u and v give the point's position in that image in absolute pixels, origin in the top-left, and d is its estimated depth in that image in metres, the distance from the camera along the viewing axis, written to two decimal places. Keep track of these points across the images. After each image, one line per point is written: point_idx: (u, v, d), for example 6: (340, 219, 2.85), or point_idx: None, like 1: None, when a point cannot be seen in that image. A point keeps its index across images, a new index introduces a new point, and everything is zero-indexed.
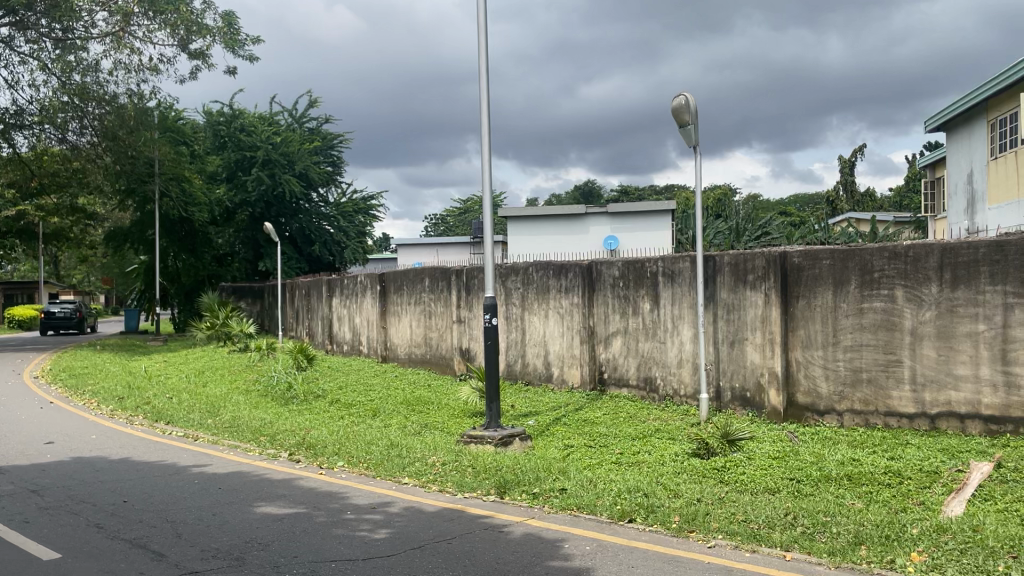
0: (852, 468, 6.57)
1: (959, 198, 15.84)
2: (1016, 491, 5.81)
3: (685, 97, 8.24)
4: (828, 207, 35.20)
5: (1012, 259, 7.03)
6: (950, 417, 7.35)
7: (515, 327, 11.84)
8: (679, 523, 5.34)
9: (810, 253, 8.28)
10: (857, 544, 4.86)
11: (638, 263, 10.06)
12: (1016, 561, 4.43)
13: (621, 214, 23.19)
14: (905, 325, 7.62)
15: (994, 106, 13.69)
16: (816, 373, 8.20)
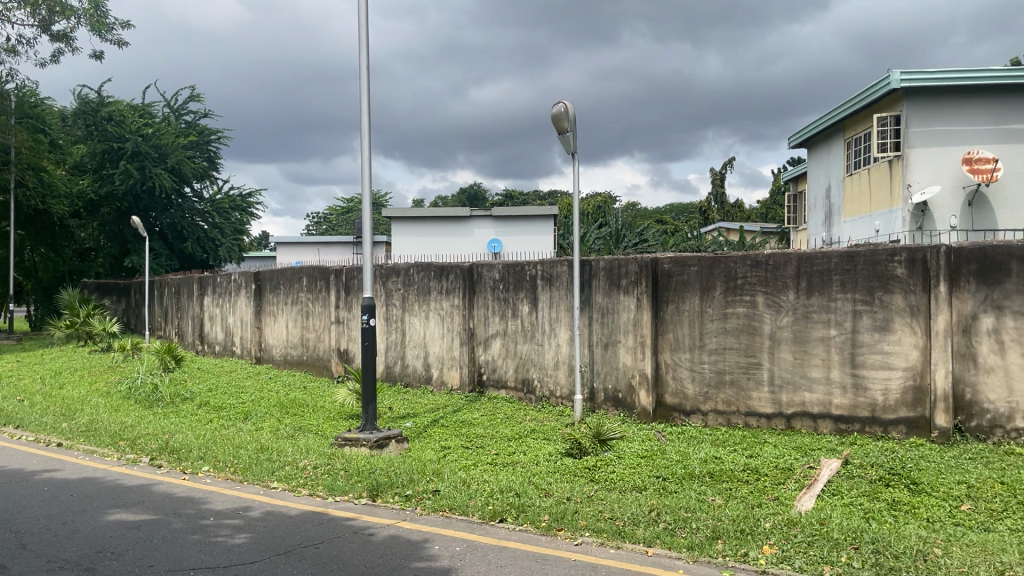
0: (714, 466, 6.87)
1: (818, 211, 16.85)
2: (860, 486, 6.22)
3: (564, 105, 8.40)
4: (700, 216, 36.71)
5: (861, 269, 7.56)
6: (804, 417, 7.83)
7: (394, 328, 11.76)
8: (548, 522, 5.44)
9: (679, 260, 8.60)
10: (714, 539, 5.08)
11: (517, 266, 10.20)
12: (857, 551, 4.75)
13: (504, 218, 23.43)
14: (765, 330, 8.05)
15: (850, 126, 14.62)
16: (683, 374, 8.53)
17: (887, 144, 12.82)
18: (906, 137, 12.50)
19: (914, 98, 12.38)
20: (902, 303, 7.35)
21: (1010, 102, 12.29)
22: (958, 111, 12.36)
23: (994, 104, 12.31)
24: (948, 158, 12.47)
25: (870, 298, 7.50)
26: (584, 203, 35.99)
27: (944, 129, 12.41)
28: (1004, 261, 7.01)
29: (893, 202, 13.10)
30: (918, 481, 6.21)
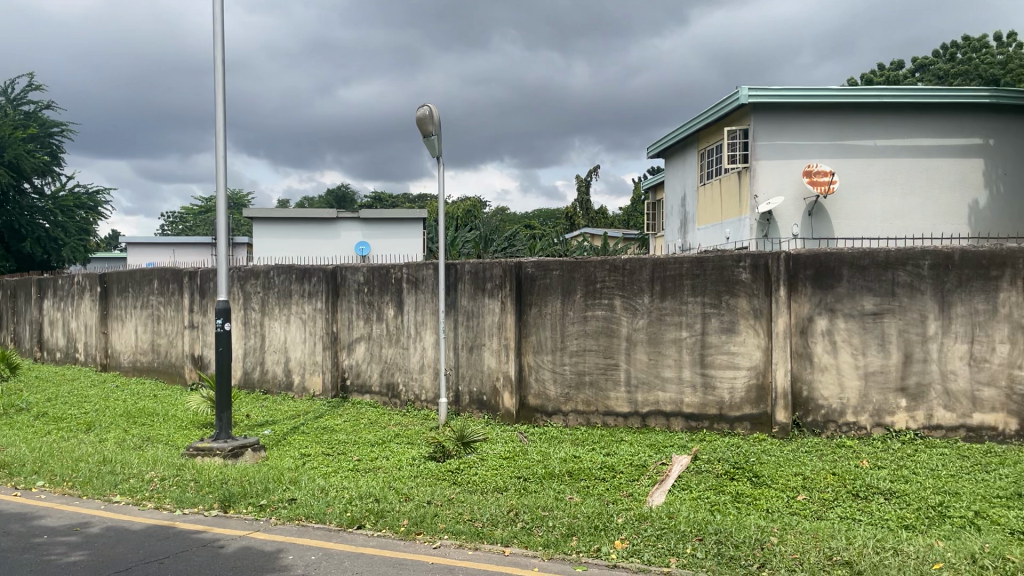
0: (573, 465, 7.05)
1: (675, 219, 17.60)
2: (708, 480, 6.55)
3: (428, 108, 8.39)
4: (567, 221, 37.52)
5: (709, 274, 7.96)
6: (658, 415, 8.17)
7: (253, 333, 11.40)
8: (407, 526, 5.42)
9: (541, 264, 8.76)
10: (569, 536, 5.21)
11: (382, 269, 10.09)
12: (701, 542, 5.00)
13: (372, 220, 23.10)
14: (622, 332, 8.33)
15: (703, 138, 15.36)
16: (545, 376, 8.69)
17: (736, 156, 13.57)
18: (754, 149, 13.26)
19: (761, 113, 13.19)
20: (747, 307, 7.80)
21: (845, 120, 13.23)
22: (800, 127, 13.23)
23: (831, 122, 13.23)
24: (791, 171, 13.32)
25: (718, 301, 7.91)
26: (451, 205, 38.86)
27: (787, 143, 13.24)
28: (836, 267, 7.55)
29: (741, 211, 13.85)
30: (760, 474, 6.59)
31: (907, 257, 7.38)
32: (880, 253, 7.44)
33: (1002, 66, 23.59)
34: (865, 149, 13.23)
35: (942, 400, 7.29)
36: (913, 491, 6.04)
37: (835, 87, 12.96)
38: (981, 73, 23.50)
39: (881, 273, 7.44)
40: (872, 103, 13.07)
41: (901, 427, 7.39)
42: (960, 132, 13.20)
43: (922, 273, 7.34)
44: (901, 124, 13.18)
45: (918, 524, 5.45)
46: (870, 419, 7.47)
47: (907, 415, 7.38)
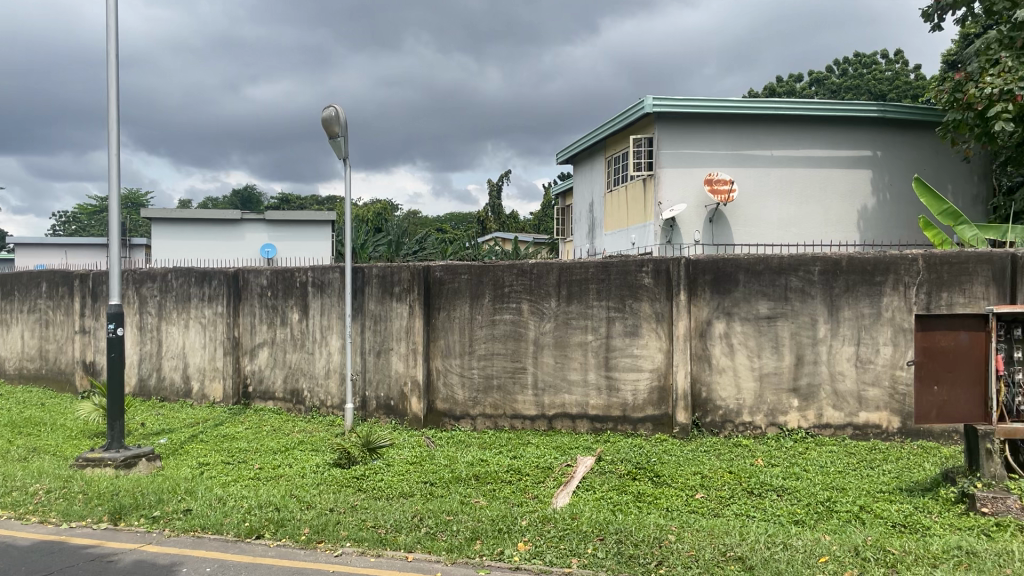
0: (480, 468, 7.07)
1: (583, 224, 17.88)
2: (611, 481, 6.67)
3: (334, 109, 8.28)
4: (479, 226, 37.65)
5: (614, 279, 8.13)
6: (564, 418, 8.28)
7: (149, 338, 11.00)
8: (308, 535, 5.33)
9: (450, 268, 8.73)
10: (473, 540, 5.22)
11: (286, 272, 9.88)
12: (602, 542, 5.09)
13: (279, 222, 22.53)
14: (529, 336, 8.40)
15: (610, 145, 15.65)
16: (453, 380, 8.68)
17: (641, 164, 13.89)
18: (658, 157, 13.62)
19: (664, 122, 13.54)
20: (649, 310, 8.00)
21: (744, 131, 13.73)
22: (702, 137, 13.66)
23: (731, 132, 13.69)
24: (693, 179, 13.73)
25: (622, 305, 8.08)
26: (360, 207, 38.39)
27: (690, 152, 13.66)
28: (733, 273, 7.82)
29: (646, 217, 14.19)
30: (661, 474, 6.76)
31: (798, 263, 7.69)
32: (774, 259, 7.74)
33: (890, 82, 24.90)
34: (763, 159, 13.76)
35: (831, 400, 7.64)
36: (804, 488, 6.30)
37: (734, 98, 13.41)
38: (870, 89, 24.76)
39: (775, 278, 7.74)
40: (768, 115, 13.59)
41: (794, 426, 7.71)
42: (850, 144, 13.85)
43: (812, 278, 7.67)
44: (795, 135, 13.76)
45: (807, 519, 5.69)
46: (764, 418, 7.78)
47: (799, 414, 7.71)
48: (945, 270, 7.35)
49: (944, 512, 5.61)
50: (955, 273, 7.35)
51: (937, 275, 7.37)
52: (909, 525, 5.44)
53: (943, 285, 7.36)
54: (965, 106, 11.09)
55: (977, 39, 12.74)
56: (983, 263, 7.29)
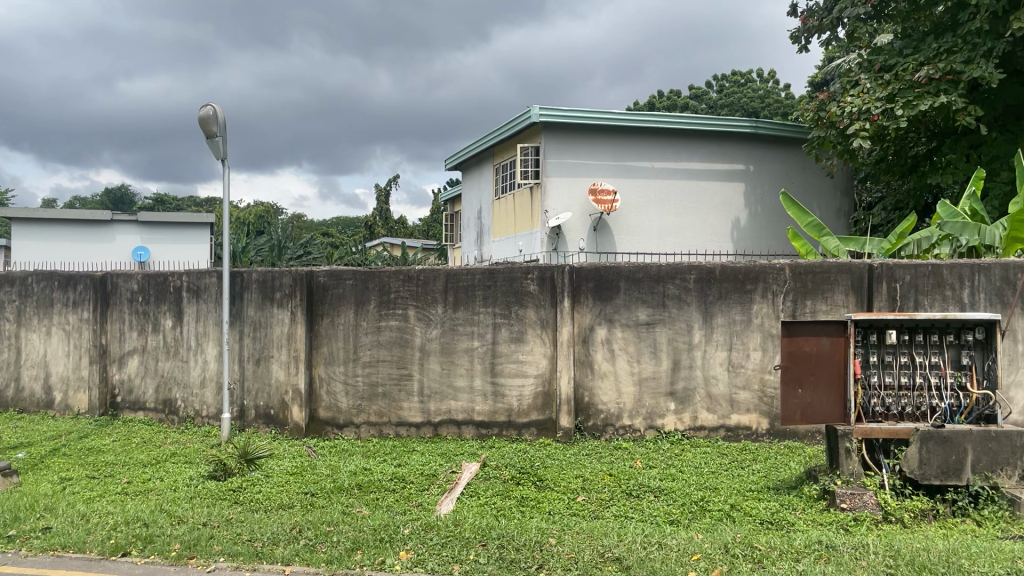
0: (362, 477, 6.96)
1: (471, 231, 17.95)
2: (495, 486, 6.70)
3: (212, 107, 8.00)
4: (366, 231, 37.31)
5: (499, 285, 8.20)
6: (449, 424, 8.27)
7: (7, 346, 10.31)
8: (178, 551, 5.11)
9: (334, 273, 8.55)
10: (353, 550, 5.14)
11: (159, 276, 9.46)
12: (484, 547, 5.10)
13: (152, 224, 21.46)
14: (415, 342, 8.35)
15: (498, 153, 15.79)
16: (336, 388, 8.51)
17: (528, 172, 14.09)
18: (545, 166, 13.84)
19: (550, 131, 13.77)
20: (534, 317, 8.13)
21: (626, 142, 14.12)
22: (586, 147, 13.97)
23: (614, 143, 14.06)
24: (578, 189, 14.02)
25: (508, 312, 8.17)
26: (242, 210, 37.13)
27: (575, 161, 13.94)
28: (615, 281, 8.03)
29: (533, 225, 14.39)
30: (544, 478, 6.85)
31: (676, 271, 7.98)
32: (653, 267, 8.00)
33: (761, 99, 26.16)
34: (644, 170, 14.19)
35: (705, 403, 7.95)
36: (680, 488, 6.53)
37: (617, 111, 13.75)
38: (743, 106, 25.95)
39: (653, 286, 8.00)
40: (649, 128, 14.02)
41: (671, 429, 7.98)
42: (726, 157, 14.49)
43: (688, 286, 7.97)
44: (675, 148, 14.28)
45: (682, 518, 5.89)
46: (643, 421, 8.01)
47: (676, 417, 7.98)
48: (809, 279, 7.78)
49: (808, 509, 5.93)
50: (818, 281, 7.78)
51: (803, 284, 7.80)
52: (776, 522, 5.73)
53: (808, 293, 7.79)
54: (829, 124, 11.79)
55: (841, 61, 13.55)
56: (843, 273, 7.74)
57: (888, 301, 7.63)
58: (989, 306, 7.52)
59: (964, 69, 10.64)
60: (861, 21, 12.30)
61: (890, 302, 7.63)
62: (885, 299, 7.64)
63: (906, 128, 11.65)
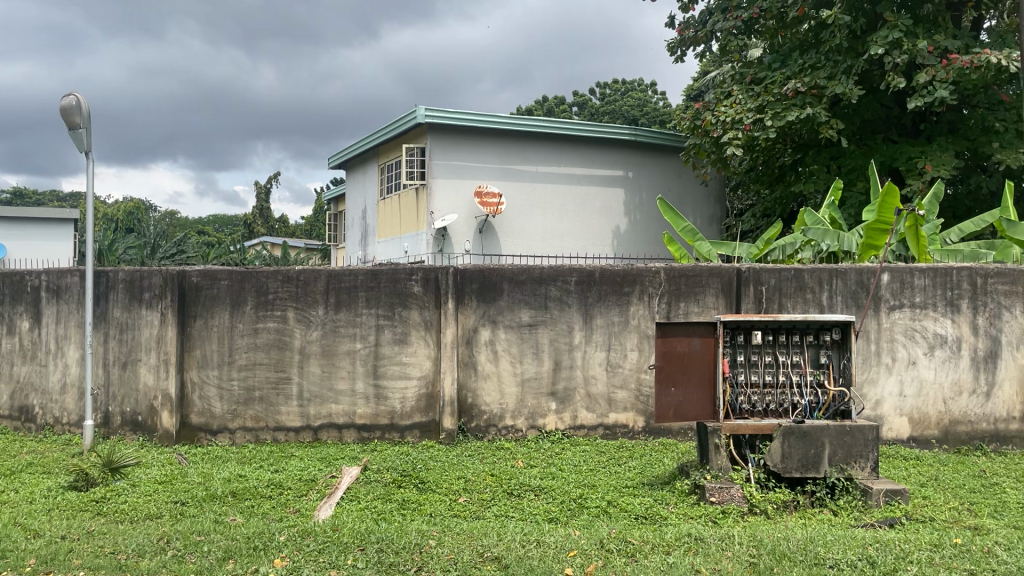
0: (237, 485, 6.73)
1: (355, 231, 17.68)
2: (375, 490, 6.62)
3: (75, 98, 7.58)
4: (246, 230, 36.34)
5: (382, 287, 8.13)
6: (330, 428, 8.12)
7: None
8: (33, 566, 4.82)
9: (208, 273, 8.23)
10: (225, 559, 4.98)
11: (14, 275, 8.88)
12: (363, 552, 5.03)
13: (9, 219, 20.09)
14: (294, 344, 8.15)
15: (384, 153, 15.64)
16: (209, 393, 8.19)
17: (414, 173, 14.00)
18: (430, 167, 13.80)
19: (435, 132, 13.74)
20: (418, 318, 8.10)
21: (511, 146, 14.26)
22: (471, 149, 14.02)
23: (499, 146, 14.17)
24: (464, 191, 14.05)
25: (391, 313, 8.11)
26: (110, 206, 35.21)
27: (460, 164, 13.97)
28: (498, 283, 8.10)
29: (419, 226, 14.31)
30: (426, 480, 6.82)
31: (557, 274, 8.12)
32: (535, 269, 8.11)
33: (640, 108, 26.90)
34: (528, 173, 14.36)
35: (584, 402, 8.13)
36: (559, 487, 6.65)
37: (502, 114, 13.85)
38: (624, 113, 26.66)
39: (536, 288, 8.12)
40: (534, 133, 14.20)
41: (552, 428, 8.11)
42: (607, 163, 14.87)
43: (569, 288, 8.13)
44: (559, 152, 14.53)
45: (561, 516, 6.01)
46: (525, 421, 8.11)
47: (557, 416, 8.13)
48: (682, 282, 8.08)
49: (680, 503, 6.16)
50: (691, 284, 8.10)
51: (676, 286, 8.09)
52: (650, 517, 5.92)
53: (681, 295, 8.09)
54: (704, 132, 12.27)
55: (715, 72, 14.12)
56: (714, 276, 8.08)
57: (754, 303, 8.03)
58: (845, 309, 8.02)
59: (827, 85, 11.30)
60: (733, 35, 12.85)
61: (756, 303, 8.03)
62: (752, 301, 8.03)
63: (773, 139, 12.26)
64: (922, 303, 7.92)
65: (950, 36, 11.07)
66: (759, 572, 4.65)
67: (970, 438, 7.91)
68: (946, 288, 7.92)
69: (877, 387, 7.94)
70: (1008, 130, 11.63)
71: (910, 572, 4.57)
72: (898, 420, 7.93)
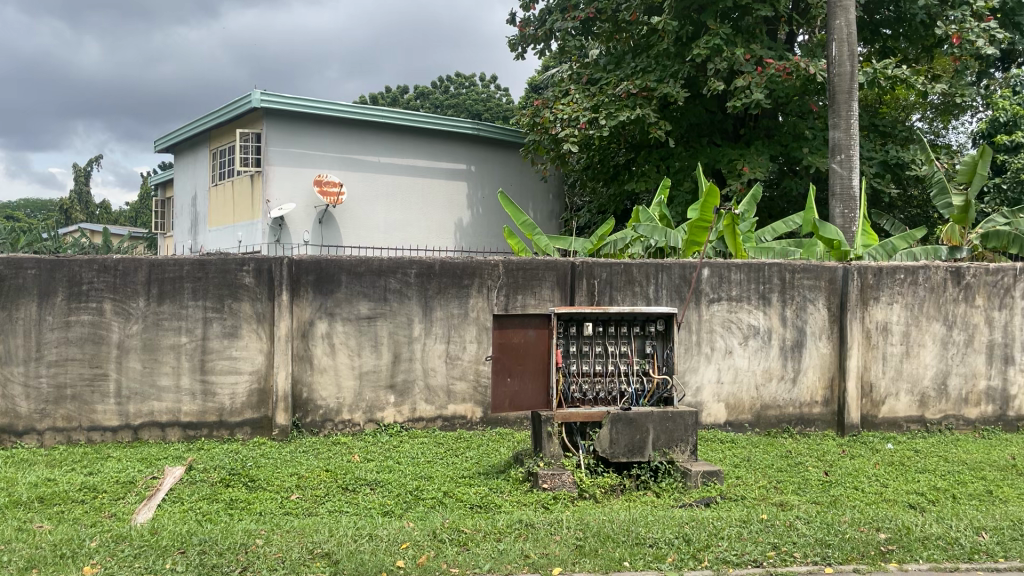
0: (45, 490, 6.23)
1: (184, 218, 16.81)
2: (201, 490, 6.33)
3: None
4: (62, 215, 33.65)
5: (211, 278, 7.78)
6: (152, 426, 7.68)
7: None
8: None
9: (12, 261, 7.53)
10: (28, 569, 4.61)
11: None
12: (184, 555, 4.80)
13: None
14: (112, 338, 7.64)
15: (216, 137, 14.93)
16: (14, 392, 7.52)
17: (249, 160, 13.42)
18: (267, 154, 13.31)
19: (271, 118, 13.25)
20: (249, 311, 7.82)
21: (352, 134, 14.01)
22: (310, 136, 13.65)
23: (339, 135, 13.89)
24: (303, 180, 13.65)
25: (220, 306, 7.78)
26: None
27: (299, 152, 13.57)
28: (335, 274, 7.94)
29: (253, 215, 13.75)
30: (256, 478, 6.59)
31: (396, 266, 8.06)
32: (374, 261, 8.01)
33: (483, 103, 27.22)
34: (369, 163, 14.16)
35: (423, 394, 8.14)
36: (396, 479, 6.62)
37: (344, 103, 13.58)
38: (468, 108, 26.87)
39: (375, 280, 8.02)
40: (375, 122, 14.03)
41: (390, 421, 8.05)
42: (449, 156, 14.93)
43: (409, 280, 8.09)
44: (402, 144, 14.43)
45: (395, 509, 5.98)
46: (363, 415, 8.02)
47: (395, 409, 8.08)
48: (519, 275, 8.24)
49: (514, 491, 6.29)
50: (528, 277, 8.27)
51: (514, 279, 8.24)
52: (484, 506, 6.00)
53: (518, 288, 8.25)
54: (543, 130, 12.55)
55: (555, 70, 14.49)
56: (549, 269, 8.29)
57: (587, 296, 8.32)
58: (669, 301, 8.46)
59: (656, 87, 11.85)
60: (571, 35, 13.25)
61: (588, 296, 8.33)
62: (585, 294, 8.32)
63: (608, 138, 12.75)
64: (738, 296, 8.48)
65: (766, 47, 11.91)
66: (584, 554, 4.82)
67: (779, 421, 8.55)
68: (759, 283, 8.51)
69: (697, 375, 8.43)
70: (816, 137, 12.66)
71: (721, 547, 4.89)
72: (716, 406, 8.47)
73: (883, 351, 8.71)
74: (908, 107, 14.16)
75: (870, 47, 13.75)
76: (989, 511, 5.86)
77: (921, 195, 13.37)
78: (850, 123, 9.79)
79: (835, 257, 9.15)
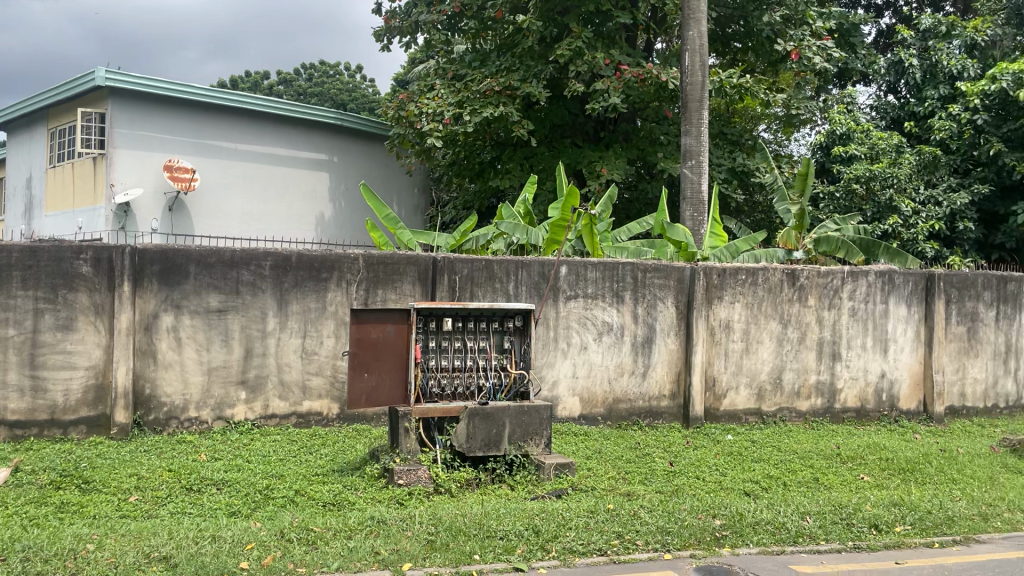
0: None
1: (16, 202, 15.59)
2: (28, 493, 5.90)
3: None
4: None
5: (43, 266, 7.26)
6: None
7: None
8: None
9: None
10: None
11: None
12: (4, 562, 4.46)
13: None
14: None
15: (54, 117, 13.95)
16: None
17: (91, 141, 12.62)
18: (112, 136, 12.54)
19: (116, 97, 12.49)
20: (86, 302, 7.35)
21: (208, 119, 13.42)
22: (162, 119, 12.96)
23: (194, 120, 13.27)
24: (152, 164, 12.95)
25: (53, 296, 7.27)
26: None
27: (149, 135, 12.86)
28: (183, 265, 7.60)
29: (95, 200, 12.92)
30: (91, 480, 6.22)
31: (250, 257, 7.79)
32: (226, 252, 7.72)
33: (348, 93, 26.74)
34: (226, 150, 13.62)
35: (276, 390, 7.91)
36: (244, 479, 6.41)
37: (198, 86, 13.00)
38: (333, 97, 26.32)
39: (226, 272, 7.73)
40: (233, 107, 13.51)
41: (240, 419, 7.78)
42: (311, 146, 14.59)
43: (263, 273, 7.85)
44: (262, 131, 13.97)
45: (243, 509, 5.80)
46: (211, 412, 7.71)
47: (245, 406, 7.82)
48: (380, 269, 8.16)
49: (368, 488, 6.21)
50: (389, 272, 8.21)
51: (374, 274, 8.15)
52: (336, 503, 5.91)
53: (379, 282, 8.17)
54: (408, 123, 12.48)
55: (421, 65, 14.42)
56: (410, 264, 8.26)
57: (448, 291, 8.33)
58: (529, 298, 8.60)
59: (519, 86, 12.02)
60: (436, 30, 13.23)
61: (449, 292, 8.34)
62: (446, 289, 8.33)
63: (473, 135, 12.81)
64: (594, 294, 8.74)
65: (625, 53, 12.32)
66: (434, 549, 4.84)
67: (630, 414, 8.88)
68: (613, 281, 8.80)
69: (553, 370, 8.63)
70: (670, 142, 13.17)
71: (568, 537, 5.03)
72: (571, 400, 8.69)
73: (725, 348, 9.20)
74: (755, 117, 14.99)
75: (722, 59, 14.47)
76: (813, 496, 6.32)
77: (765, 200, 14.21)
78: (700, 130, 10.27)
79: (684, 257, 9.58)
